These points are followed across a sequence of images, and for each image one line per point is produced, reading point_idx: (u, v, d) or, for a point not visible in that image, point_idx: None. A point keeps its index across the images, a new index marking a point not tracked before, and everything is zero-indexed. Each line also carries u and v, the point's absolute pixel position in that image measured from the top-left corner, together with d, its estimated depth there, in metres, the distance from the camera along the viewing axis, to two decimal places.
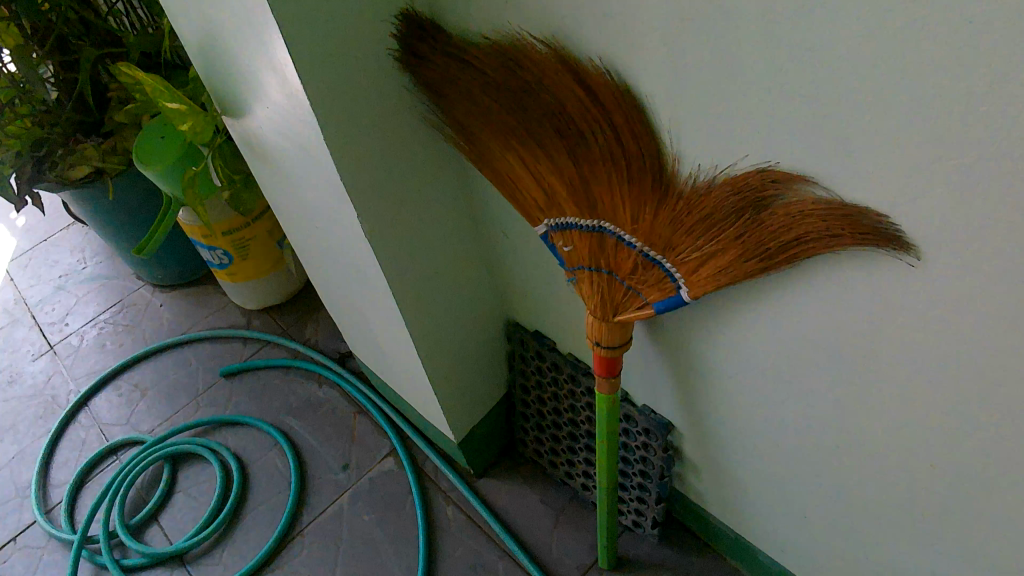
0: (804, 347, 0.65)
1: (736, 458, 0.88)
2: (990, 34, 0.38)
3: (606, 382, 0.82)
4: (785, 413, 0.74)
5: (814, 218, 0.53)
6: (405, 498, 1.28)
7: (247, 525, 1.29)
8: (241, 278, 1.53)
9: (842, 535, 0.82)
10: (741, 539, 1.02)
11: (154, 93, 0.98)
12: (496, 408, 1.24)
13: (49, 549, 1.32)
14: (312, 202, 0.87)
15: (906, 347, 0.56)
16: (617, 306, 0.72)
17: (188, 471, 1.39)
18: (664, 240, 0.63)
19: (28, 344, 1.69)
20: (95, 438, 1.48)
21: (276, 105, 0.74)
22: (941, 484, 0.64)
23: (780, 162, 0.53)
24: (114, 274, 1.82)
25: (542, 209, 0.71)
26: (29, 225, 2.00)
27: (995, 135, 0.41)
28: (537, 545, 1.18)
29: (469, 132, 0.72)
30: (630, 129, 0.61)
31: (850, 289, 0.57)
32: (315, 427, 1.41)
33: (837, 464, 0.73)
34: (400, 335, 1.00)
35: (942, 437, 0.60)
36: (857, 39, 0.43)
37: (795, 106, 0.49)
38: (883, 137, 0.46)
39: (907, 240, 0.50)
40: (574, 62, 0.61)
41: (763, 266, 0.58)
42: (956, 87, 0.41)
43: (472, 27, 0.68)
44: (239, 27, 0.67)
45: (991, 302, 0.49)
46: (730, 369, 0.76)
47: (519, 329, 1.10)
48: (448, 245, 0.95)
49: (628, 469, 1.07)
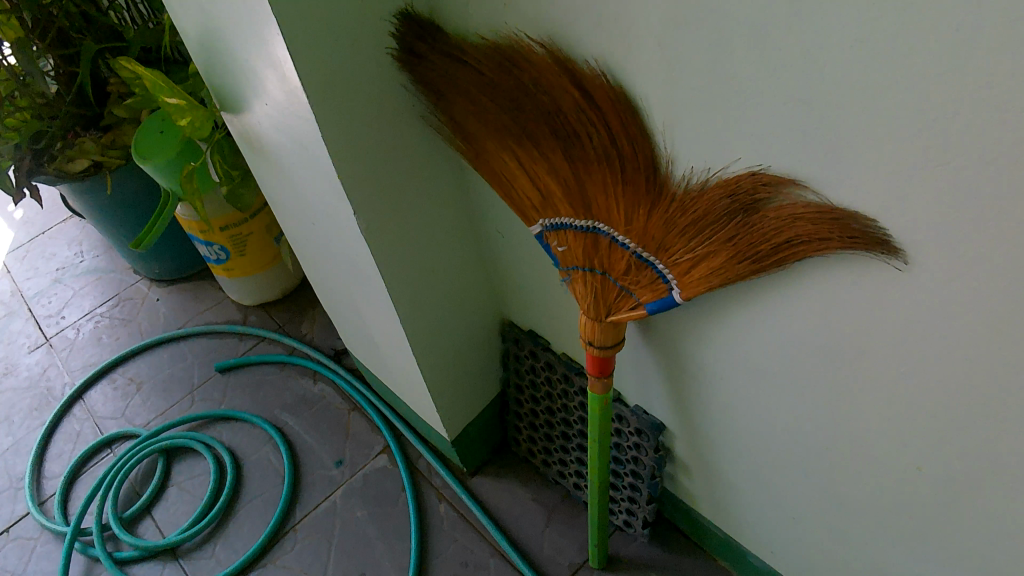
0: (797, 350, 0.66)
1: (726, 459, 0.88)
2: (995, 25, 0.38)
3: (599, 382, 0.82)
4: (777, 417, 0.75)
5: (805, 221, 0.53)
6: (398, 494, 1.28)
7: (241, 520, 1.29)
8: (238, 274, 1.53)
9: (831, 536, 0.82)
10: (731, 540, 1.03)
11: (154, 88, 0.98)
12: (490, 406, 1.24)
13: (42, 540, 1.32)
14: (309, 198, 0.87)
15: (894, 352, 0.57)
16: (610, 306, 0.73)
17: (181, 465, 1.39)
18: (657, 241, 0.64)
19: (24, 336, 1.69)
20: (90, 430, 1.48)
21: (274, 101, 0.74)
22: (929, 489, 0.65)
23: (771, 165, 0.54)
24: (111, 267, 1.82)
25: (538, 209, 0.72)
26: (28, 217, 2.00)
27: (996, 133, 0.41)
28: (529, 543, 1.19)
29: (468, 132, 0.73)
30: (625, 131, 0.61)
31: (842, 295, 0.57)
32: (309, 423, 1.41)
33: (827, 465, 0.74)
34: (395, 333, 1.01)
35: (932, 441, 0.60)
36: (851, 47, 0.44)
37: (788, 112, 0.50)
38: (873, 147, 0.47)
39: (896, 244, 0.50)
40: (571, 63, 0.62)
41: (755, 268, 0.59)
42: (944, 95, 0.42)
43: (470, 26, 0.69)
44: (238, 22, 0.67)
45: (975, 309, 0.49)
46: (722, 371, 0.77)
47: (513, 328, 1.10)
48: (446, 246, 0.96)
49: (620, 468, 1.07)
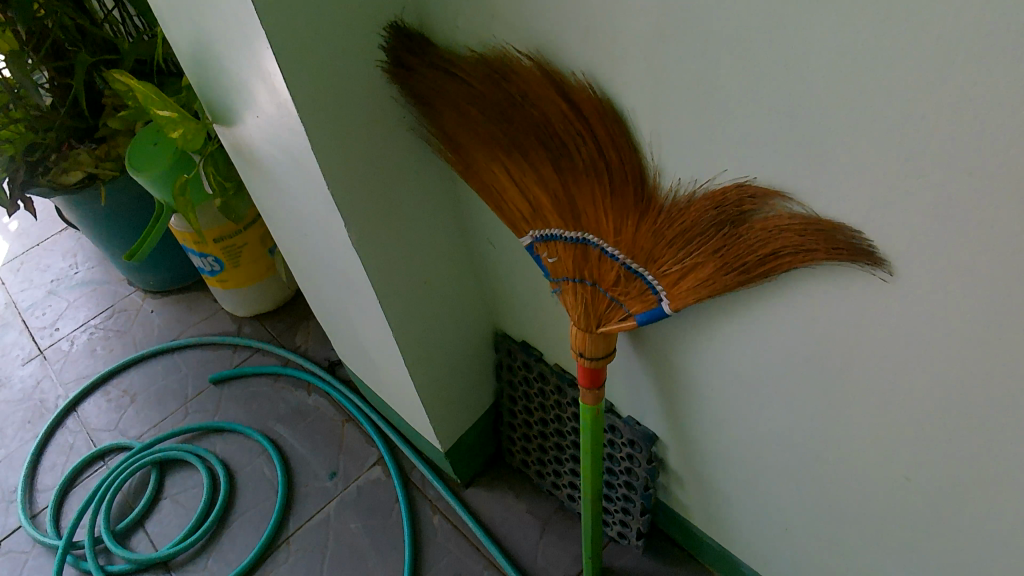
0: (786, 361, 0.66)
1: (719, 471, 0.88)
2: (979, 33, 0.38)
3: (591, 393, 0.82)
4: (767, 428, 0.75)
5: (790, 232, 0.54)
6: (391, 506, 1.27)
7: (234, 533, 1.28)
8: (232, 285, 1.53)
9: (824, 546, 0.82)
10: (725, 551, 1.02)
11: (145, 101, 0.98)
12: (484, 417, 1.24)
13: (34, 553, 1.31)
14: (300, 210, 0.88)
15: (882, 363, 0.57)
16: (600, 317, 0.73)
17: (175, 477, 1.38)
18: (646, 252, 0.64)
19: (18, 348, 1.69)
20: (83, 443, 1.47)
21: (265, 114, 0.74)
22: (919, 499, 0.64)
23: (757, 177, 0.54)
24: (106, 279, 1.82)
25: (528, 221, 0.72)
26: (23, 229, 2.00)
27: (976, 144, 0.41)
28: (522, 555, 1.18)
29: (457, 144, 0.73)
30: (613, 143, 0.62)
31: (828, 306, 0.57)
32: (303, 434, 1.41)
33: (817, 477, 0.74)
34: (387, 345, 1.01)
35: (921, 452, 0.60)
36: (833, 59, 0.44)
37: (772, 124, 0.50)
38: (856, 160, 0.47)
39: (880, 255, 0.51)
40: (558, 75, 0.62)
41: (742, 279, 0.59)
42: (924, 108, 0.42)
43: (459, 39, 0.69)
44: (229, 36, 0.68)
45: (960, 320, 0.50)
46: (711, 382, 0.77)
47: (506, 339, 1.10)
48: (437, 258, 0.96)
49: (613, 479, 1.07)
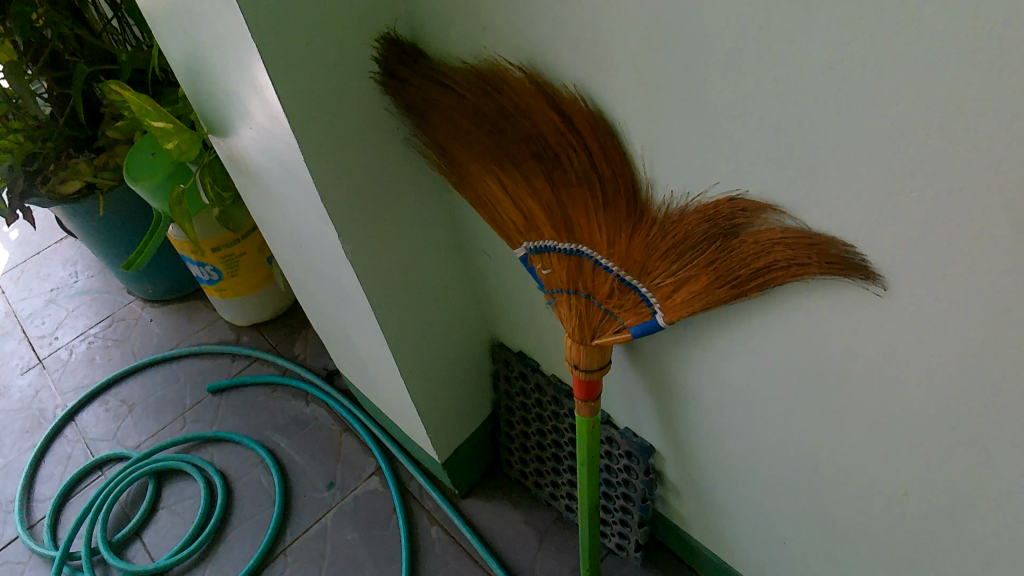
0: (783, 375, 0.65)
1: (715, 483, 0.87)
2: (970, 44, 0.37)
3: (587, 405, 0.81)
4: (764, 441, 0.74)
5: (783, 246, 0.53)
6: (389, 516, 1.27)
7: (231, 543, 1.28)
8: (231, 294, 1.53)
9: (822, 560, 0.81)
10: (723, 563, 1.01)
11: (140, 112, 0.98)
12: (481, 427, 1.23)
13: (31, 565, 1.31)
14: (295, 221, 0.87)
15: (878, 378, 0.57)
16: (594, 329, 0.72)
17: (172, 488, 1.38)
18: (639, 264, 0.63)
19: (17, 357, 1.69)
20: (81, 452, 1.47)
21: (259, 126, 0.74)
22: (917, 515, 0.64)
23: (749, 190, 0.54)
24: (105, 287, 1.82)
25: (522, 232, 0.72)
26: (24, 237, 2.01)
27: (967, 158, 0.41)
28: (520, 566, 1.17)
29: (451, 156, 0.73)
30: (605, 155, 0.61)
31: (823, 320, 0.57)
32: (300, 444, 1.40)
33: (814, 491, 0.73)
34: (382, 355, 1.00)
35: (918, 467, 0.60)
36: (824, 72, 0.44)
37: (764, 137, 0.50)
38: (848, 174, 0.47)
39: (873, 269, 0.50)
40: (550, 87, 0.62)
41: (735, 292, 0.58)
42: (915, 121, 0.42)
43: (451, 50, 0.69)
44: (221, 48, 0.68)
45: (954, 335, 0.49)
46: (707, 394, 0.76)
47: (503, 350, 1.09)
48: (432, 269, 0.95)
49: (611, 490, 1.06)
